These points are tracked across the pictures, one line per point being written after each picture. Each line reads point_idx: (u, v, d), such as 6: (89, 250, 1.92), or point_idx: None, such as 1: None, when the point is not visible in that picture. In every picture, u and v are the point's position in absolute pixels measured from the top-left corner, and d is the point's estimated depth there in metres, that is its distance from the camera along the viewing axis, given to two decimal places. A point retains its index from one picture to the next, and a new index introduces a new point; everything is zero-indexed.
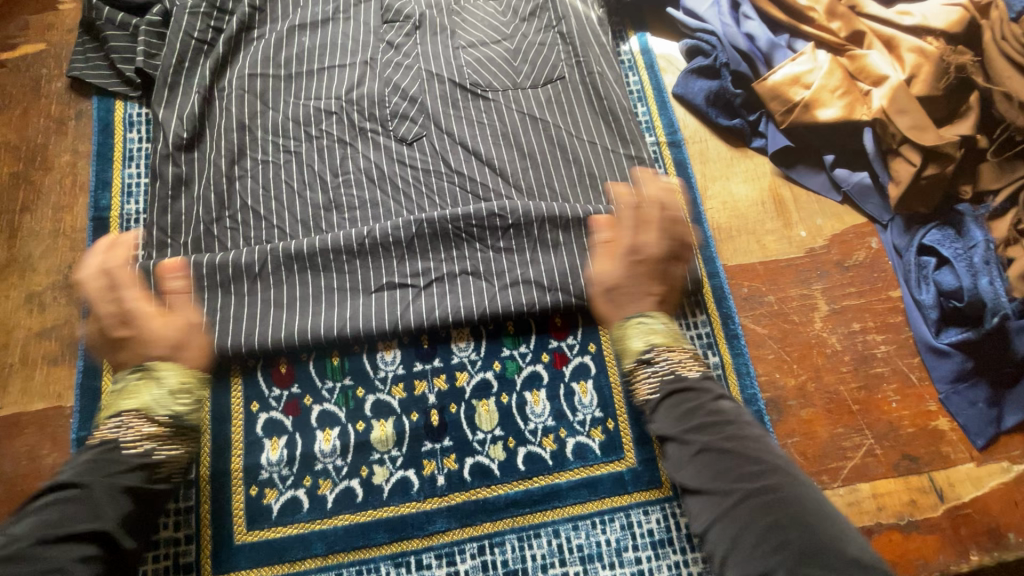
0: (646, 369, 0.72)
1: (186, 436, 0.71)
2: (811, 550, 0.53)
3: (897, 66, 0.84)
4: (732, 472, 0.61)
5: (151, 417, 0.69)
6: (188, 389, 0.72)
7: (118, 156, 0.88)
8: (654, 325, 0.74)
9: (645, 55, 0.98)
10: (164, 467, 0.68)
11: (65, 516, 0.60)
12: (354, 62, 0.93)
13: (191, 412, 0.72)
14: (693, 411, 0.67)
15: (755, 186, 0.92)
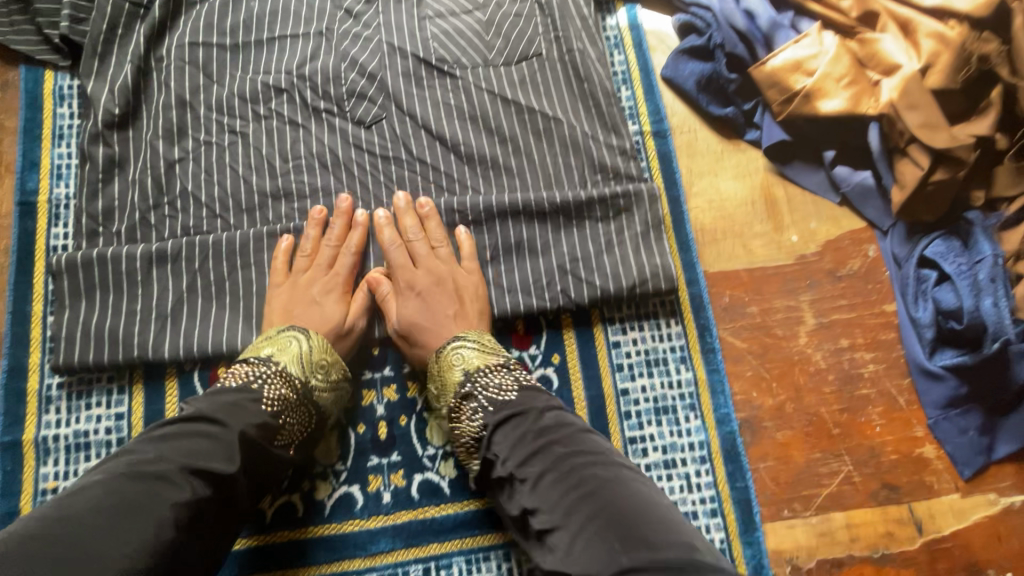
0: (468, 405, 0.66)
1: (309, 406, 0.67)
2: (619, 515, 0.50)
3: (912, 55, 0.74)
4: (589, 487, 0.54)
5: (294, 377, 0.66)
6: (325, 365, 0.69)
7: (46, 134, 0.81)
8: (471, 354, 0.70)
9: (633, 32, 0.88)
10: (282, 432, 0.63)
11: (201, 454, 0.55)
12: (308, 32, 0.83)
13: (324, 389, 0.69)
14: (537, 433, 0.60)
15: (746, 184, 0.84)
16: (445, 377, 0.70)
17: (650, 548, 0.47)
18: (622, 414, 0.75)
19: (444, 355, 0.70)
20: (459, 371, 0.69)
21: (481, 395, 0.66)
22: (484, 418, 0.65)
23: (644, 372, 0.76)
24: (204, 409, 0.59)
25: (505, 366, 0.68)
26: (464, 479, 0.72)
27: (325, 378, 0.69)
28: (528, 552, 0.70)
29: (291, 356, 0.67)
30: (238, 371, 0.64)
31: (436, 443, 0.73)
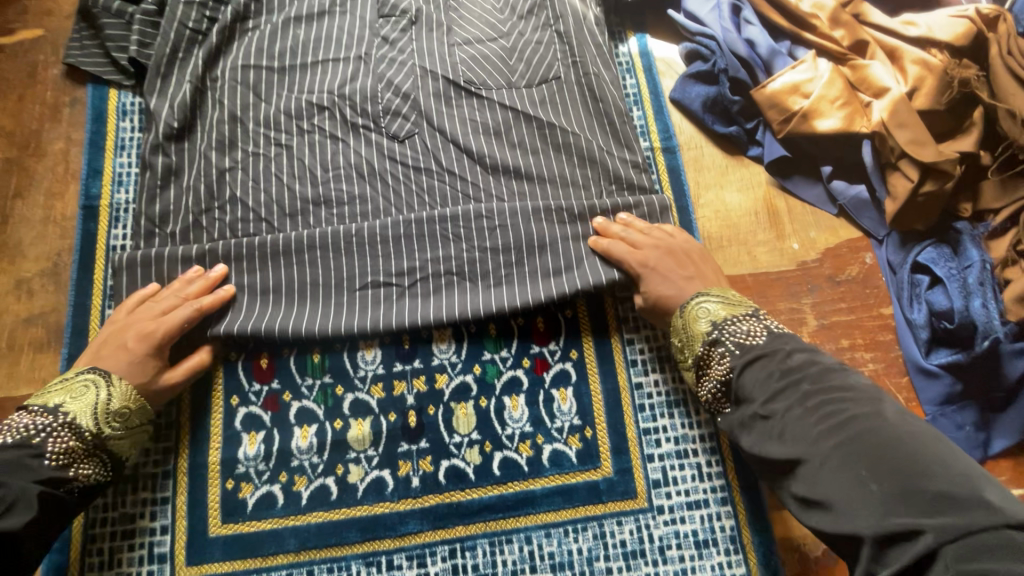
0: (715, 350, 0.72)
1: (106, 455, 0.69)
2: (885, 452, 0.57)
3: (899, 78, 0.82)
4: (832, 427, 0.61)
5: (83, 428, 0.68)
6: (125, 414, 0.70)
7: (109, 145, 0.89)
8: (712, 302, 0.75)
9: (643, 59, 0.96)
10: (75, 481, 0.66)
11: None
12: (349, 56, 0.91)
13: (119, 436, 0.70)
14: (782, 374, 0.67)
15: (749, 196, 0.90)
16: (691, 330, 0.75)
17: (912, 496, 0.54)
18: (636, 406, 0.80)
19: (689, 310, 0.76)
20: (706, 323, 0.74)
21: (729, 343, 0.72)
22: (733, 361, 0.71)
23: (656, 368, 0.82)
24: None
25: (710, 343, 0.73)
26: (487, 465, 0.77)
27: (123, 427, 0.70)
28: (548, 536, 0.75)
29: (87, 400, 0.69)
30: (21, 425, 0.66)
31: (462, 431, 0.78)
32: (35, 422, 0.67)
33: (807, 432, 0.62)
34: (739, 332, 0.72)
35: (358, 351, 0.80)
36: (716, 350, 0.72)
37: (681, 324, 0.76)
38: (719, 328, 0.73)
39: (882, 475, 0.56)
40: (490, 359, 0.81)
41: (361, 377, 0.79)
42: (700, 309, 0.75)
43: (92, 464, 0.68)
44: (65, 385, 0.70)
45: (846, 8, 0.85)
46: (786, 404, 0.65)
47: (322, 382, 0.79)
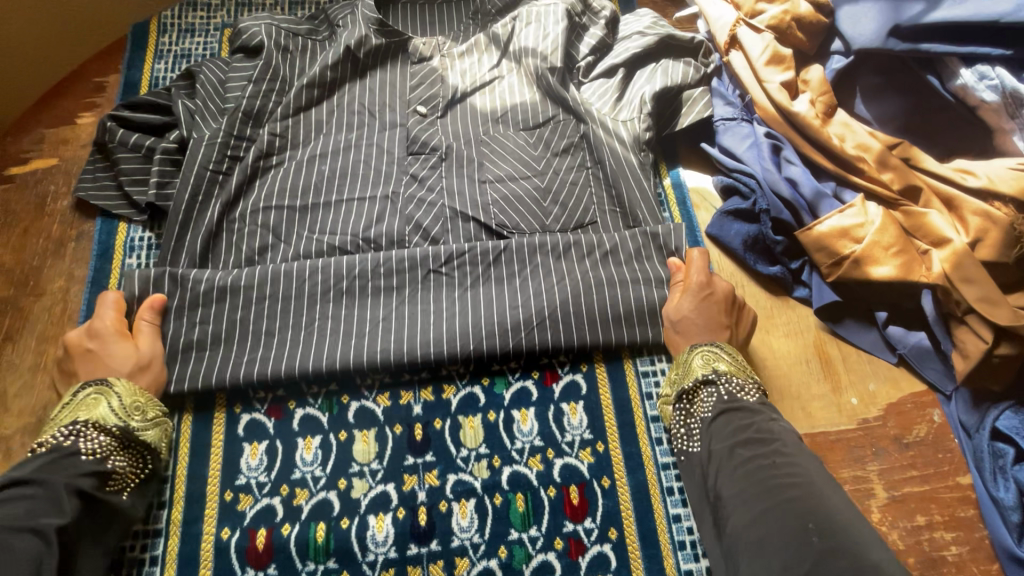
0: (706, 389, 0.73)
1: (141, 449, 0.69)
2: (776, 474, 0.62)
3: (959, 229, 0.76)
4: (770, 476, 0.62)
5: (110, 425, 0.68)
6: (141, 406, 0.70)
7: (112, 285, 0.84)
8: (721, 352, 0.75)
9: (676, 190, 0.92)
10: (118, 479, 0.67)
11: (27, 514, 0.59)
12: (374, 195, 0.87)
13: (143, 429, 0.70)
14: (744, 424, 0.69)
15: (798, 342, 0.83)
16: (686, 368, 0.75)
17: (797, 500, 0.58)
18: None
19: (694, 351, 0.76)
20: (706, 367, 0.74)
21: (722, 388, 0.73)
22: (717, 404, 0.71)
23: None
24: (22, 474, 0.63)
25: (704, 383, 0.73)
26: None
27: (146, 419, 0.70)
28: None
29: (100, 410, 0.69)
30: (58, 436, 0.66)
31: None
32: (59, 434, 0.66)
33: (748, 466, 0.64)
34: (734, 385, 0.73)
35: (368, 527, 0.71)
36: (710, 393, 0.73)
37: (682, 358, 0.76)
38: (717, 373, 0.74)
39: (770, 482, 0.61)
40: (517, 539, 0.71)
41: (371, 562, 0.69)
42: (702, 354, 0.75)
43: (131, 456, 0.68)
44: (75, 404, 0.69)
45: (894, 150, 0.80)
46: (739, 446, 0.67)
47: (326, 567, 0.69)
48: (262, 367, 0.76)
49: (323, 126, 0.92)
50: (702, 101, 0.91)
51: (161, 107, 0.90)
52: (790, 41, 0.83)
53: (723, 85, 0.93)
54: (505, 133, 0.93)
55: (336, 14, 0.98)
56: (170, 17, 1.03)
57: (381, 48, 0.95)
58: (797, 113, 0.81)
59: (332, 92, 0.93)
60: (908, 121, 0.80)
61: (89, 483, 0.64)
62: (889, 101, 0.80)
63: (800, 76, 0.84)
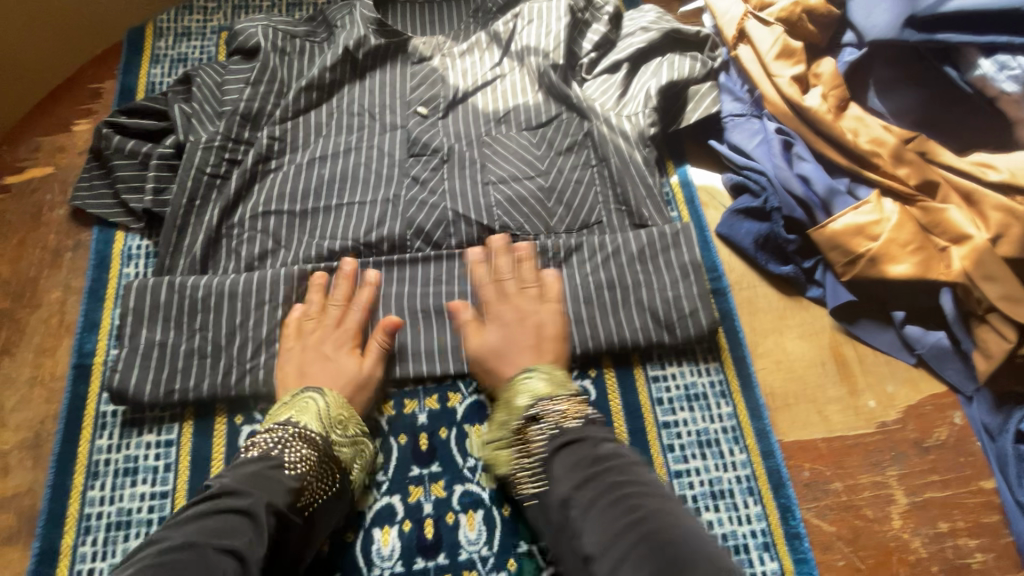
0: (534, 426, 0.65)
1: (331, 464, 0.67)
2: (658, 520, 0.51)
3: (980, 225, 0.73)
4: (625, 518, 0.52)
5: (313, 434, 0.67)
6: (343, 420, 0.70)
7: (110, 295, 0.82)
8: (540, 378, 0.69)
9: (684, 189, 0.90)
10: (307, 494, 0.63)
11: (218, 531, 0.53)
12: (376, 199, 0.86)
13: (342, 445, 0.69)
14: (594, 460, 0.59)
15: (813, 343, 0.81)
16: (511, 406, 0.68)
17: (665, 547, 0.48)
18: None
19: (515, 383, 0.69)
20: (525, 398, 0.67)
21: (548, 422, 0.64)
22: (550, 441, 0.63)
23: None
24: (229, 483, 0.59)
25: (528, 421, 0.65)
26: None
27: (346, 434, 0.70)
28: None
29: (309, 416, 0.68)
30: (260, 440, 0.65)
31: None
32: (269, 439, 0.65)
33: (605, 493, 0.55)
34: (611, 405, 0.66)
35: (373, 541, 0.69)
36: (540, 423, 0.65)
37: (504, 396, 0.70)
38: (542, 402, 0.66)
39: (645, 528, 0.50)
40: (526, 551, 0.69)
41: None
42: (528, 383, 0.68)
43: (326, 473, 0.66)
44: (285, 404, 0.70)
45: (909, 144, 0.77)
46: (592, 485, 0.56)
47: None
48: (264, 377, 0.75)
49: (322, 128, 0.90)
50: (709, 97, 0.89)
51: (157, 112, 0.88)
52: (800, 33, 0.81)
53: (730, 81, 0.90)
54: (509, 133, 0.91)
55: (334, 15, 0.97)
56: (165, 21, 1.02)
57: (380, 49, 0.94)
58: (808, 108, 0.79)
59: (331, 94, 0.92)
60: (923, 114, 0.77)
61: (280, 496, 0.60)
62: (904, 94, 0.77)
63: (811, 69, 0.82)
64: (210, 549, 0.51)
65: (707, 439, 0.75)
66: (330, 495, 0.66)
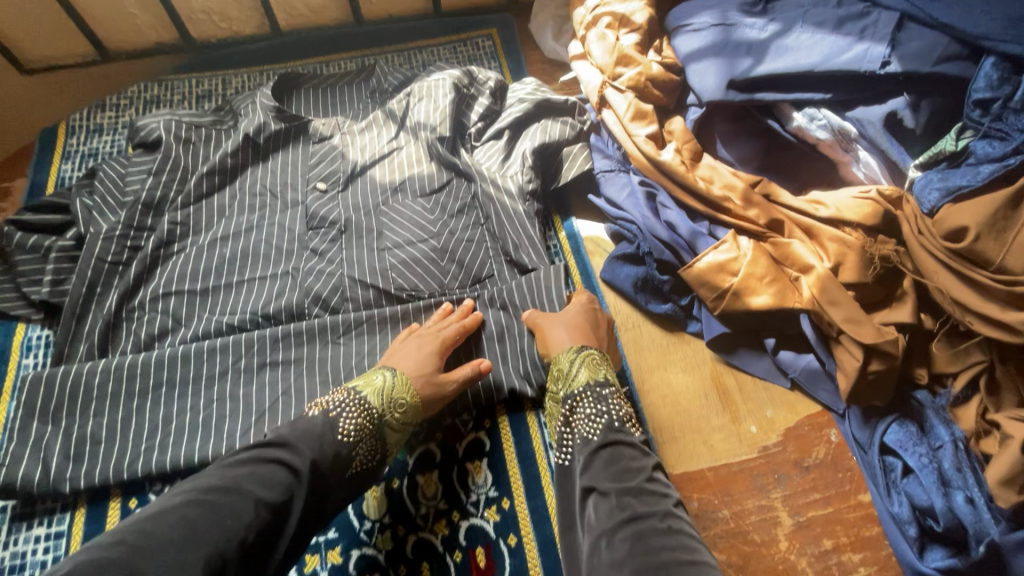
0: (590, 398, 0.73)
1: (380, 442, 0.70)
2: (677, 549, 0.55)
3: (822, 255, 0.80)
4: (650, 526, 0.58)
5: (370, 406, 0.71)
6: (403, 405, 0.73)
7: (7, 388, 0.83)
8: (603, 364, 0.78)
9: (571, 240, 0.96)
10: (357, 462, 0.67)
11: (259, 481, 0.58)
12: (276, 273, 0.90)
13: (396, 427, 0.73)
14: (644, 476, 0.64)
15: (696, 376, 0.85)
16: (570, 376, 0.76)
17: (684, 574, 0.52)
18: None
19: (581, 355, 0.77)
20: (593, 374, 0.76)
21: (611, 411, 0.72)
22: (604, 428, 0.70)
23: None
24: (285, 433, 0.64)
25: (592, 392, 0.74)
26: None
27: (401, 416, 0.73)
28: None
29: (373, 388, 0.73)
30: (324, 400, 0.70)
31: None
32: (334, 401, 0.70)
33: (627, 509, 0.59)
34: (621, 412, 0.72)
35: None
36: (594, 405, 0.72)
37: (567, 359, 0.77)
38: (604, 387, 0.75)
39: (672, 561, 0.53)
40: None
41: None
42: (590, 359, 0.77)
43: (371, 447, 0.69)
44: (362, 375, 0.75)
45: (756, 188, 0.85)
46: (630, 495, 0.61)
47: None
48: (159, 458, 0.76)
49: (225, 210, 0.95)
50: (581, 156, 0.98)
51: (62, 207, 0.92)
52: (650, 97, 0.89)
53: (601, 141, 0.99)
54: (405, 201, 0.97)
55: (239, 104, 1.04)
56: (78, 120, 1.07)
57: (280, 132, 1.00)
58: (663, 162, 0.87)
59: (234, 177, 0.97)
60: (764, 160, 0.86)
61: (325, 453, 0.64)
62: (744, 144, 0.86)
63: (665, 128, 0.90)
64: (255, 499, 0.56)
65: None
66: (373, 469, 0.70)
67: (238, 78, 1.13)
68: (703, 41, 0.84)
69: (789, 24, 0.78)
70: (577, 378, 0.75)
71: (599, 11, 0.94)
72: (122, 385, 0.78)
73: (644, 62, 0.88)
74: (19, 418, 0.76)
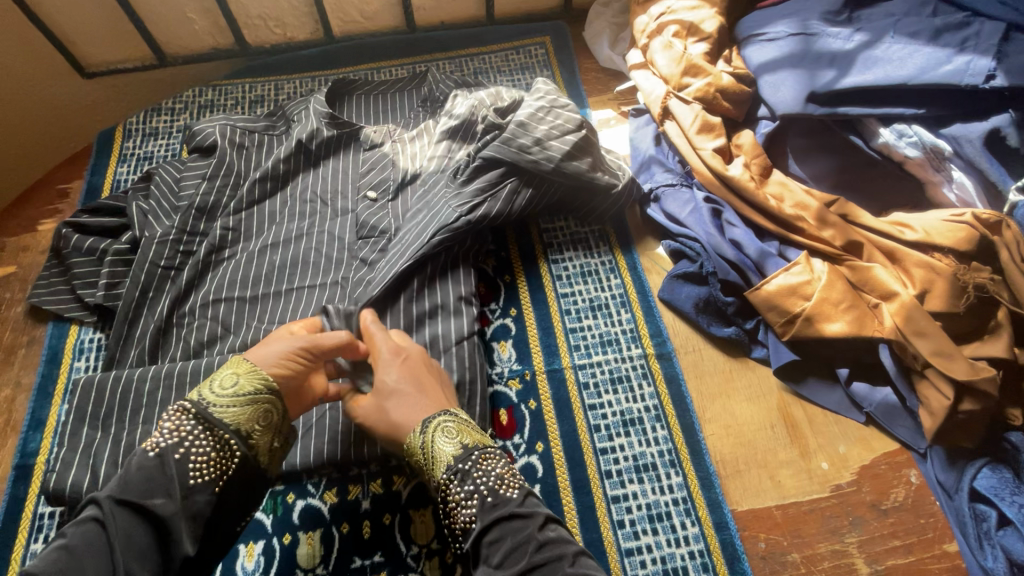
0: (457, 484, 0.61)
1: (225, 431, 0.60)
2: None
3: (905, 281, 0.75)
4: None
5: (191, 407, 0.60)
6: (237, 385, 0.62)
7: (58, 390, 0.83)
8: (457, 426, 0.64)
9: (628, 257, 0.92)
10: (204, 471, 0.58)
11: (72, 556, 0.49)
12: (325, 282, 0.88)
13: (228, 409, 0.61)
14: (536, 545, 0.56)
15: (762, 405, 0.80)
16: (432, 455, 0.63)
17: None
18: None
19: (427, 432, 0.63)
20: (452, 447, 0.62)
21: (481, 483, 0.61)
22: (480, 511, 0.59)
23: None
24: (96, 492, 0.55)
25: (454, 475, 0.61)
26: None
27: (238, 403, 0.61)
28: None
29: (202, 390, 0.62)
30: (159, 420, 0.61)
31: None
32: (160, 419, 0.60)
33: None
34: (492, 477, 0.61)
35: None
36: (463, 487, 0.61)
37: (420, 445, 0.63)
38: (467, 460, 0.62)
39: None
40: None
41: None
42: (442, 431, 0.63)
43: (211, 446, 0.59)
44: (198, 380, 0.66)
45: (832, 207, 0.80)
46: None
47: None
48: None
49: (275, 216, 0.94)
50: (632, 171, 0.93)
51: (118, 210, 0.92)
52: (718, 109, 0.85)
53: (662, 153, 0.95)
54: None
55: (292, 110, 1.03)
56: (135, 123, 1.08)
57: (332, 139, 0.99)
58: (732, 177, 0.82)
59: (285, 184, 0.96)
60: (841, 178, 0.81)
61: (143, 485, 0.55)
62: (820, 160, 0.81)
63: (733, 141, 0.86)
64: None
65: (659, 512, 0.73)
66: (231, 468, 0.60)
67: (290, 83, 1.13)
68: (780, 51, 0.80)
69: (877, 33, 0.74)
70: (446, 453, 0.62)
71: (665, 19, 0.91)
72: (171, 392, 0.77)
73: (714, 72, 0.85)
74: (70, 422, 0.76)
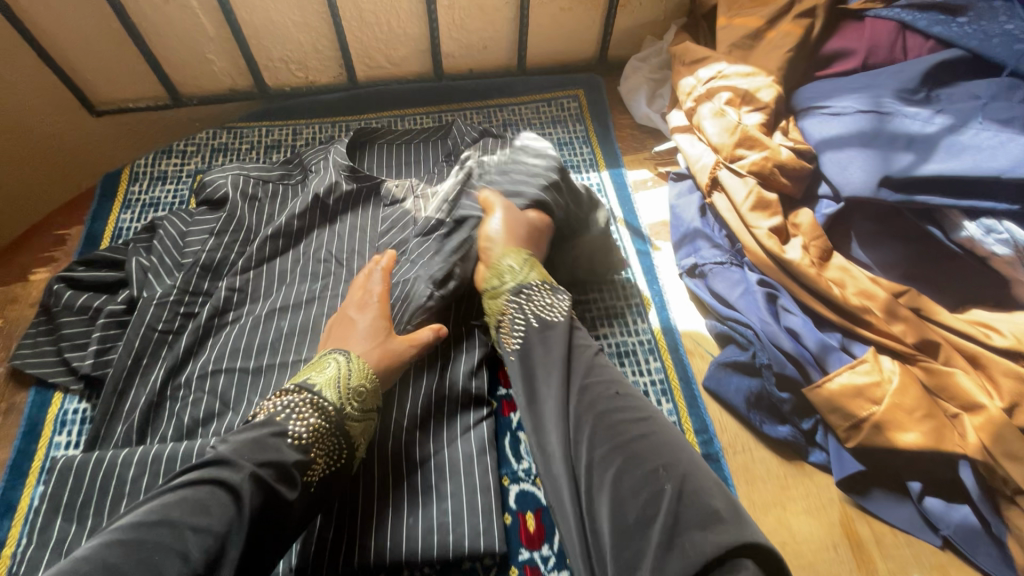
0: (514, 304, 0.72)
1: (343, 439, 0.61)
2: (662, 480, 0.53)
3: (991, 392, 0.66)
4: (631, 437, 0.57)
5: (325, 402, 0.62)
6: (362, 392, 0.64)
7: (34, 469, 0.74)
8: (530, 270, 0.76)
9: (667, 336, 0.84)
10: (314, 466, 0.58)
11: (191, 510, 0.50)
12: None
13: (357, 419, 0.63)
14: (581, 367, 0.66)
15: (821, 519, 0.71)
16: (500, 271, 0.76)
17: (700, 512, 0.50)
18: None
19: (504, 269, 0.76)
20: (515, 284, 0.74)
21: (533, 305, 0.72)
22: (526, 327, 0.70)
23: None
24: (224, 450, 0.55)
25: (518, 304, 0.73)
26: None
27: (360, 409, 0.64)
28: None
29: (329, 376, 0.64)
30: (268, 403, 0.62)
31: None
32: (278, 403, 0.62)
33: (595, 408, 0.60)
34: (547, 296, 0.73)
35: None
36: (520, 310, 0.72)
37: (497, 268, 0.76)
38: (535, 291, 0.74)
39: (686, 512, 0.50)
40: None
41: None
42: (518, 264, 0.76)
43: (329, 446, 0.60)
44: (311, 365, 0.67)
45: (901, 298, 0.73)
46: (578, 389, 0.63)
47: None
48: None
49: (285, 275, 0.86)
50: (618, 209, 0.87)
51: (117, 263, 0.85)
52: (774, 185, 0.78)
53: (707, 226, 0.89)
54: None
55: (310, 159, 0.97)
56: (142, 166, 1.02)
57: (351, 193, 0.93)
58: (790, 261, 0.75)
59: (298, 241, 0.89)
60: (911, 268, 0.74)
61: (275, 467, 0.55)
62: (886, 247, 0.74)
63: (789, 219, 0.79)
64: (188, 531, 0.48)
65: None
66: (339, 467, 0.60)
67: (309, 129, 1.07)
68: (845, 128, 0.74)
69: (962, 117, 0.68)
70: (501, 299, 0.74)
71: (716, 84, 0.85)
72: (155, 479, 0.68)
73: (772, 145, 0.78)
74: (42, 513, 0.67)
